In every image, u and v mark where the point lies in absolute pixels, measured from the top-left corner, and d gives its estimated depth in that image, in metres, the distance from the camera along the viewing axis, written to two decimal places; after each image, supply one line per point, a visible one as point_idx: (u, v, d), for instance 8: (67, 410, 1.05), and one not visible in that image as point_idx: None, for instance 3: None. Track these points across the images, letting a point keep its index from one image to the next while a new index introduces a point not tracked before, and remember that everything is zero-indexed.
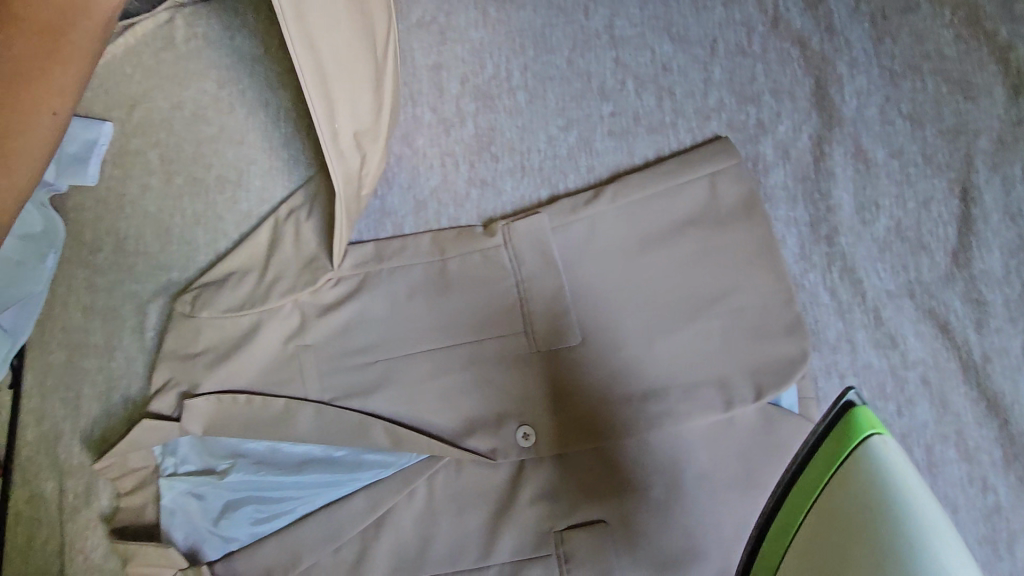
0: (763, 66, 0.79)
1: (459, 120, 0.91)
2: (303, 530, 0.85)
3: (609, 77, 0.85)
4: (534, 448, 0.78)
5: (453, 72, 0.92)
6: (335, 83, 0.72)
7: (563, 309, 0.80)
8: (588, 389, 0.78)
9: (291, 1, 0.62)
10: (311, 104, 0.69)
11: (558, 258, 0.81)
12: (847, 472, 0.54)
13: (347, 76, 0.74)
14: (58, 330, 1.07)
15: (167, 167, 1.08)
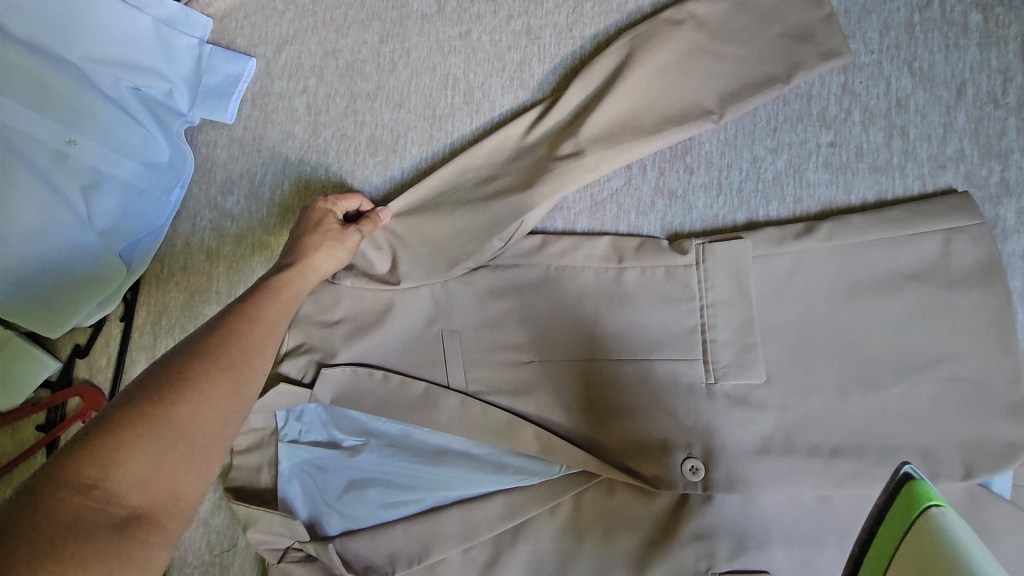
0: (1016, 121, 0.73)
1: None
2: (435, 525, 0.82)
3: (833, 103, 0.79)
4: (702, 483, 0.74)
5: None
6: (621, 115, 0.81)
7: (750, 344, 0.75)
8: (769, 433, 0.74)
9: (692, 70, 0.80)
10: (605, 105, 0.81)
11: (753, 289, 0.76)
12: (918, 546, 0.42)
13: (626, 123, 0.81)
14: (178, 270, 1.04)
15: (314, 116, 1.02)
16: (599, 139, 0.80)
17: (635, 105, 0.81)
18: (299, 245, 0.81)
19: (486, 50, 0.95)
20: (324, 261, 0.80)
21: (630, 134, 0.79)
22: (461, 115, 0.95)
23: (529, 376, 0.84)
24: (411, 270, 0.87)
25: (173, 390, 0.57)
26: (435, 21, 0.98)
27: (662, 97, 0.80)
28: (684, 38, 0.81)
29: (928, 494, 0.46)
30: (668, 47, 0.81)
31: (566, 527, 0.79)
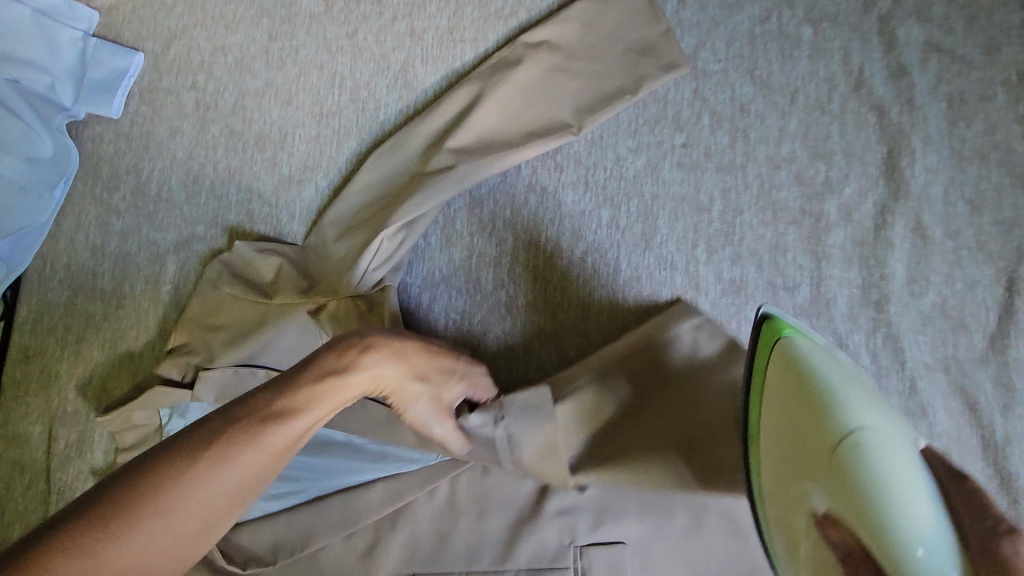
0: (838, 126, 0.80)
1: None
2: (318, 514, 0.84)
3: (686, 108, 0.85)
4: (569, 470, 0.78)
5: None
6: (490, 128, 0.86)
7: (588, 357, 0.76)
8: (623, 414, 0.80)
9: (554, 86, 0.86)
10: (475, 118, 0.86)
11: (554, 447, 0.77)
12: (790, 361, 0.66)
13: (496, 137, 0.86)
14: (61, 267, 1.01)
15: (203, 112, 1.02)
16: (467, 153, 0.85)
17: (503, 119, 0.86)
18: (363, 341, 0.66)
19: (372, 50, 0.97)
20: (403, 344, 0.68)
21: (497, 148, 0.85)
22: (348, 114, 0.96)
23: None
24: (292, 285, 0.90)
25: (251, 425, 0.54)
26: (323, 21, 1.00)
27: (523, 113, 0.86)
28: (542, 59, 0.87)
29: (780, 329, 0.69)
30: (530, 68, 0.87)
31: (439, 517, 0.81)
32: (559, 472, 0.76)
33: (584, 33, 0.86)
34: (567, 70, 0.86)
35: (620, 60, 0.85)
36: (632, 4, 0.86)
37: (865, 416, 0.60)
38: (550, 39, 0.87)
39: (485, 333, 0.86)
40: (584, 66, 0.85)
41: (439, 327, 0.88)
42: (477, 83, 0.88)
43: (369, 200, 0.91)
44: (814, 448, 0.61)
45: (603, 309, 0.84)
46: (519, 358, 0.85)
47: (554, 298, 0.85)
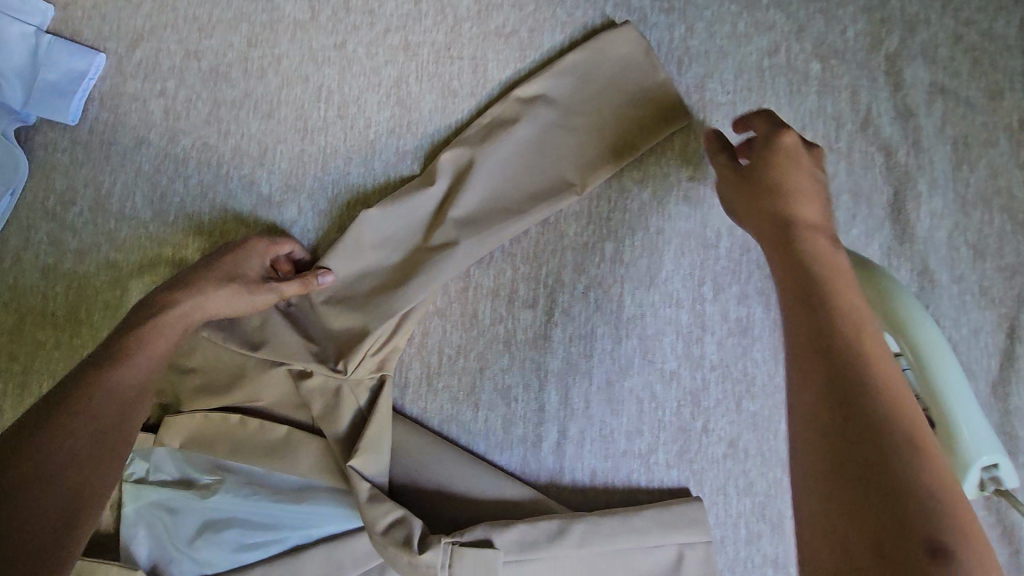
0: (846, 165, 0.79)
1: None
2: (299, 566, 0.78)
3: (693, 140, 0.82)
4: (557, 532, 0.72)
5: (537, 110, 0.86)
6: (491, 199, 0.82)
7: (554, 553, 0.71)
8: (625, 459, 0.77)
9: (556, 146, 0.82)
10: (473, 188, 0.82)
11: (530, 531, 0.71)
12: None
13: (501, 208, 0.81)
14: (8, 288, 0.92)
15: (172, 122, 0.93)
16: (471, 226, 0.80)
17: (504, 187, 0.82)
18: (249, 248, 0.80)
19: (363, 64, 0.91)
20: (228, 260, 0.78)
21: (502, 218, 0.80)
22: (335, 131, 0.90)
23: (405, 427, 0.80)
24: (276, 333, 0.81)
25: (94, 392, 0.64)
26: (309, 29, 0.93)
27: (526, 176, 0.82)
28: (539, 115, 0.83)
29: None
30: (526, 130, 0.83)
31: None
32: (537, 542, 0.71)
33: (583, 73, 0.83)
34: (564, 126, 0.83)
35: (620, 103, 0.82)
36: (630, 51, 0.83)
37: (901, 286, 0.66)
38: (547, 80, 0.84)
39: (480, 370, 0.81)
40: (585, 122, 0.82)
41: (433, 367, 0.82)
42: (470, 149, 0.83)
43: (358, 267, 0.81)
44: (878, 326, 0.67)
45: (607, 347, 0.80)
46: (519, 399, 0.80)
47: (554, 334, 0.81)
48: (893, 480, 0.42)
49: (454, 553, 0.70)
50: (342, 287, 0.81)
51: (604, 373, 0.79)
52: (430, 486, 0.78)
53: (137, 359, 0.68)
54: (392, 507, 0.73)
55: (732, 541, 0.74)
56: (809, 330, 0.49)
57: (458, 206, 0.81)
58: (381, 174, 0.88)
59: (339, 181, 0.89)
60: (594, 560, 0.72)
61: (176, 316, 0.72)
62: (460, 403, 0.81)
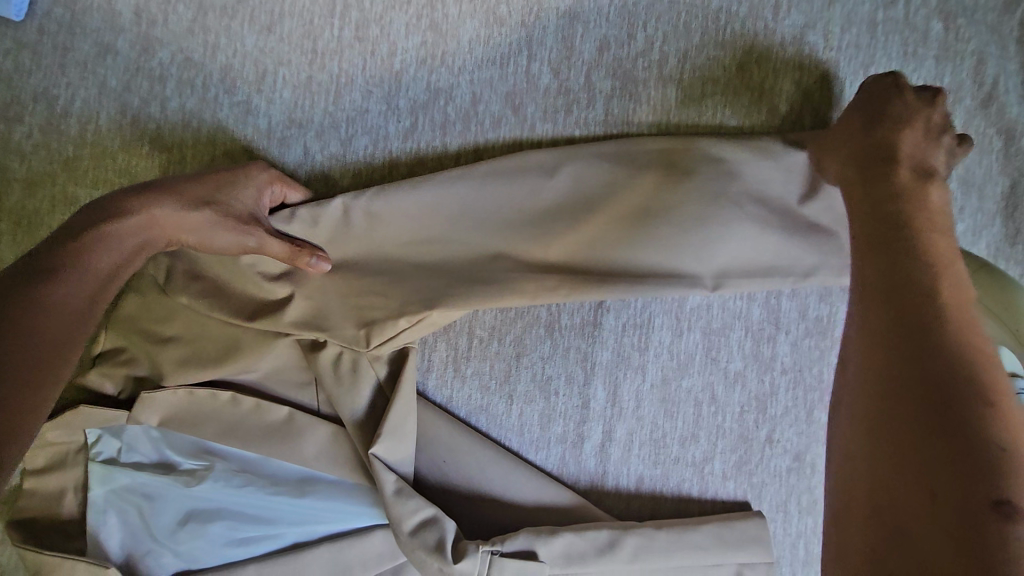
0: None
1: (601, 128, 0.72)
2: (299, 567, 0.68)
3: (784, 103, 0.69)
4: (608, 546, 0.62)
5: (601, 51, 0.71)
6: (554, 248, 0.66)
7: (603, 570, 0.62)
8: (678, 466, 0.69)
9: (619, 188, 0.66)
10: (524, 244, 0.66)
11: (579, 542, 0.62)
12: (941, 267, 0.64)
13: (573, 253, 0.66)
14: None
15: (145, 27, 0.75)
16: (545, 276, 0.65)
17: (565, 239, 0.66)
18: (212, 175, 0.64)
19: None
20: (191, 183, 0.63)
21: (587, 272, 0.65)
22: (351, 57, 0.73)
23: (430, 416, 0.70)
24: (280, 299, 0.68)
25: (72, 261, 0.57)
26: None
27: (638, 224, 0.65)
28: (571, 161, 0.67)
29: None
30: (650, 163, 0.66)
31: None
32: (588, 554, 0.62)
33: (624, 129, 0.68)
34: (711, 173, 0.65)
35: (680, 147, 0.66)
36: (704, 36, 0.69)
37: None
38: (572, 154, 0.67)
39: (517, 357, 0.70)
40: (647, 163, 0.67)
41: (461, 349, 0.71)
42: (539, 185, 0.67)
43: (383, 255, 0.68)
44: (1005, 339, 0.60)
45: (664, 339, 0.69)
46: (560, 392, 0.70)
47: (606, 322, 0.70)
48: (955, 427, 0.38)
49: (494, 564, 0.60)
50: (367, 275, 0.68)
51: (661, 370, 0.69)
52: (458, 483, 0.68)
53: (92, 262, 0.58)
54: (420, 505, 0.62)
55: (788, 561, 0.67)
56: (878, 269, 0.45)
57: (511, 264, 0.66)
58: (406, 115, 0.73)
59: (355, 119, 0.74)
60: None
61: (134, 227, 0.60)
62: (492, 393, 0.70)
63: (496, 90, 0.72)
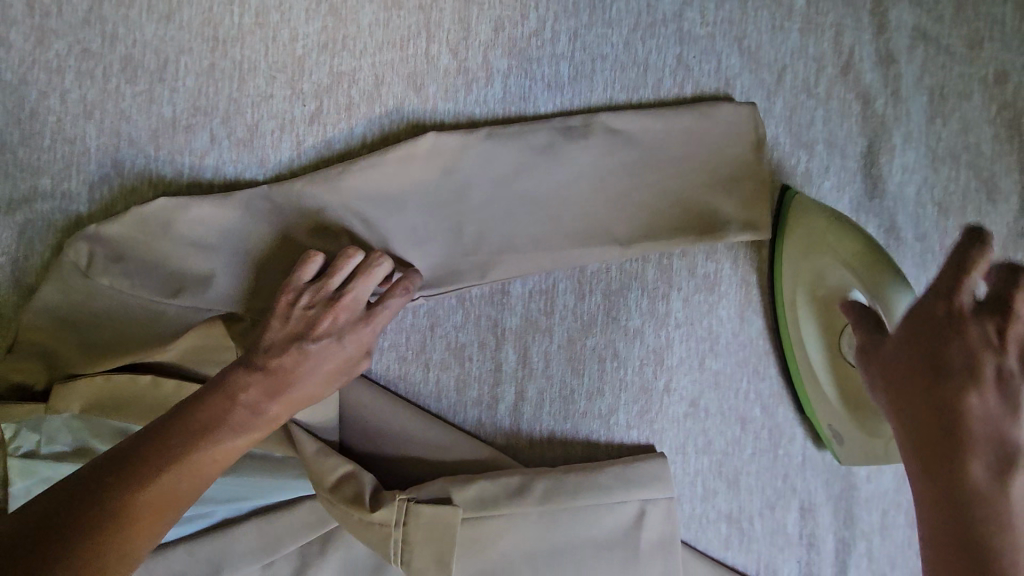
0: (823, 113, 0.74)
1: (502, 104, 0.75)
2: (228, 542, 0.71)
3: (667, 76, 0.74)
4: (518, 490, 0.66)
5: (497, 32, 0.74)
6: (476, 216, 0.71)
7: (514, 514, 0.66)
8: (587, 419, 0.74)
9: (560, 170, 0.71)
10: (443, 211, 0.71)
11: (489, 490, 0.66)
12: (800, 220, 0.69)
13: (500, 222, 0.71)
14: None
15: (39, 19, 0.74)
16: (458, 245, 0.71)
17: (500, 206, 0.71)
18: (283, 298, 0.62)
19: None
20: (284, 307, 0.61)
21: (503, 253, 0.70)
22: (253, 43, 0.75)
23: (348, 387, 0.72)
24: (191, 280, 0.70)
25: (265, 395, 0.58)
26: None
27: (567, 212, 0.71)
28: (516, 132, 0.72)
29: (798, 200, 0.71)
30: (612, 150, 0.71)
31: (378, 548, 0.63)
32: (500, 500, 0.65)
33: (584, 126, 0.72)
34: (659, 168, 0.71)
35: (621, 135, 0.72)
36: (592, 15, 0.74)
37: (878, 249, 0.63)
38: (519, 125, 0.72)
39: (431, 328, 0.74)
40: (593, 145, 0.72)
41: None
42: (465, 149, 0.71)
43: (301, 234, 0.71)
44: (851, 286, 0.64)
45: (567, 301, 0.74)
46: (473, 358, 0.74)
47: (513, 290, 0.74)
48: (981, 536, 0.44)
49: (410, 511, 0.63)
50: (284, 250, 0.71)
51: (566, 331, 0.74)
52: (379, 448, 0.72)
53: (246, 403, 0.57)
54: (341, 462, 0.66)
55: (688, 497, 0.73)
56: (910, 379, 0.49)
57: (431, 228, 0.71)
58: (311, 99, 0.75)
59: (260, 105, 0.75)
60: (556, 518, 0.66)
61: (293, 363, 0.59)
62: (408, 363, 0.74)
63: (397, 73, 0.75)
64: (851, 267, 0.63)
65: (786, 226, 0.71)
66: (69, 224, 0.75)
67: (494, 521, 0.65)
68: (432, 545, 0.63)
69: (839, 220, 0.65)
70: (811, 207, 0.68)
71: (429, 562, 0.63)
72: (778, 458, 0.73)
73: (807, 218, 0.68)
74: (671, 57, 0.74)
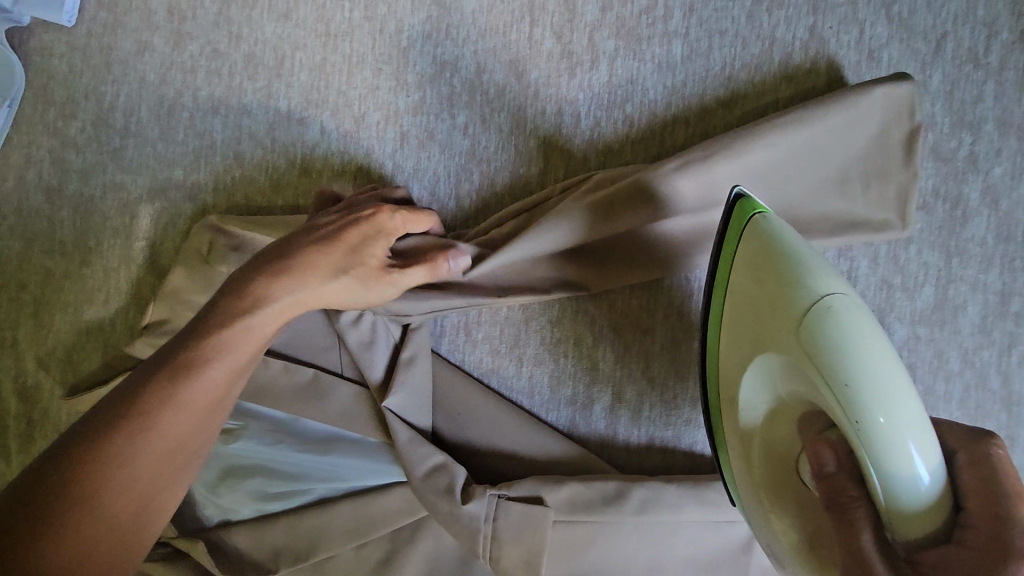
0: (995, 85, 0.62)
1: (607, 88, 0.70)
2: (324, 520, 0.73)
3: (797, 50, 0.66)
4: (615, 499, 0.62)
5: (603, 13, 0.71)
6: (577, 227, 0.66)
7: (608, 524, 0.62)
8: (689, 427, 0.68)
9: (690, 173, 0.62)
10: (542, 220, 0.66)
11: (582, 498, 0.62)
12: (745, 256, 0.51)
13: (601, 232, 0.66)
14: (22, 211, 0.86)
15: (178, 22, 0.81)
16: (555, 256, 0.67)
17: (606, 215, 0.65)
18: (275, 284, 0.57)
19: None
20: (306, 291, 0.57)
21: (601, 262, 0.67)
22: (362, 37, 0.76)
23: (442, 377, 0.72)
24: None
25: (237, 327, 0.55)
26: None
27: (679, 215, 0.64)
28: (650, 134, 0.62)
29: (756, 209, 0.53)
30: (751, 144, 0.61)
31: (466, 544, 0.62)
32: (592, 509, 0.62)
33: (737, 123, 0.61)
34: (796, 165, 0.61)
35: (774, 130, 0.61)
36: None
37: (826, 322, 0.44)
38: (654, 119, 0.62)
39: (526, 321, 0.71)
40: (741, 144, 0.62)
41: (471, 315, 0.73)
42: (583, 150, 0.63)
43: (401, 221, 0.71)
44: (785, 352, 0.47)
45: (673, 299, 0.68)
46: (569, 355, 0.71)
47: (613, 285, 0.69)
48: None
49: (500, 507, 0.61)
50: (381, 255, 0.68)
51: (670, 330, 0.68)
52: (471, 440, 0.70)
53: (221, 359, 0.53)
54: (432, 452, 0.65)
55: None
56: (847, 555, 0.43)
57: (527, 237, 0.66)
58: (415, 89, 0.75)
59: (366, 97, 0.76)
60: (652, 530, 0.62)
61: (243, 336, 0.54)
62: (502, 356, 0.72)
63: (499, 59, 0.73)
64: (801, 381, 0.47)
65: (740, 257, 0.52)
66: (196, 212, 0.81)
67: (587, 528, 0.62)
68: (522, 545, 0.61)
69: (804, 323, 0.45)
70: (786, 280, 0.47)
71: (517, 562, 0.61)
72: None
73: (765, 278, 0.49)
74: (802, 29, 0.66)
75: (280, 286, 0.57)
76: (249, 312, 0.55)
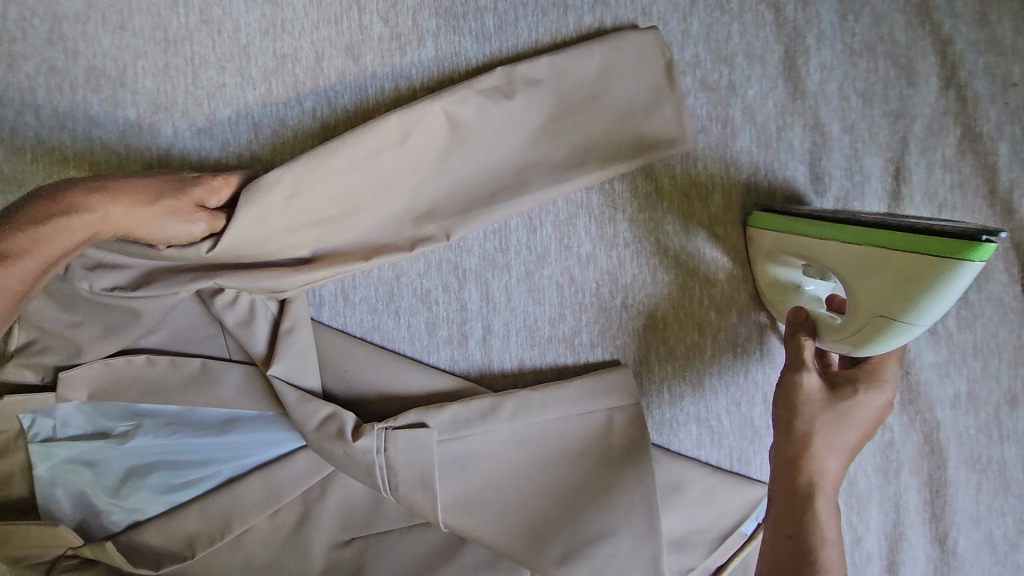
0: (739, 26, 0.77)
1: (436, 62, 0.79)
2: (235, 496, 0.76)
3: (587, 13, 0.78)
4: (491, 411, 0.71)
5: None
6: (419, 189, 0.75)
7: (488, 433, 0.71)
8: (551, 345, 0.78)
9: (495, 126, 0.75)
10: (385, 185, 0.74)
11: (462, 417, 0.71)
12: (905, 255, 0.56)
13: (440, 189, 0.75)
14: None
15: (7, 44, 0.81)
16: (407, 217, 0.75)
17: (436, 174, 0.75)
18: (92, 196, 0.64)
19: None
20: (119, 208, 0.65)
21: (448, 215, 0.75)
22: (201, 40, 0.81)
23: (327, 341, 0.78)
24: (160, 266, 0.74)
25: (35, 232, 0.61)
26: None
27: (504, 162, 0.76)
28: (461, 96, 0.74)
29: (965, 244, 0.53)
30: (547, 96, 0.75)
31: (366, 479, 0.68)
32: (473, 424, 0.71)
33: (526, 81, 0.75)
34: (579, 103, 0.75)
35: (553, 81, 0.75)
36: None
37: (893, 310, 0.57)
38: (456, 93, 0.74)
39: (397, 278, 0.79)
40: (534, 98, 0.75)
41: (347, 281, 0.79)
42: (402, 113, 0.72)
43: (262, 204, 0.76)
44: (852, 289, 0.61)
45: (521, 238, 0.78)
46: (439, 301, 0.79)
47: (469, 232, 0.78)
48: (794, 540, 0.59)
49: (388, 437, 0.68)
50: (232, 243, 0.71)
51: (522, 264, 0.78)
52: (362, 392, 0.77)
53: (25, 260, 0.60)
54: (321, 405, 0.71)
55: (656, 405, 0.77)
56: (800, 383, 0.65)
57: (376, 202, 0.74)
58: (261, 83, 0.81)
59: (214, 95, 0.81)
60: (525, 432, 0.72)
61: (80, 221, 0.63)
62: (381, 313, 0.79)
63: (336, 47, 0.80)
64: (855, 320, 0.61)
65: (902, 254, 0.56)
66: None
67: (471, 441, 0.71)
68: (414, 467, 0.68)
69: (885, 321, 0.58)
70: (909, 261, 0.56)
71: (412, 484, 0.68)
72: (738, 356, 0.77)
73: (901, 279, 0.56)
74: None
75: (94, 199, 0.64)
76: (64, 214, 0.62)
